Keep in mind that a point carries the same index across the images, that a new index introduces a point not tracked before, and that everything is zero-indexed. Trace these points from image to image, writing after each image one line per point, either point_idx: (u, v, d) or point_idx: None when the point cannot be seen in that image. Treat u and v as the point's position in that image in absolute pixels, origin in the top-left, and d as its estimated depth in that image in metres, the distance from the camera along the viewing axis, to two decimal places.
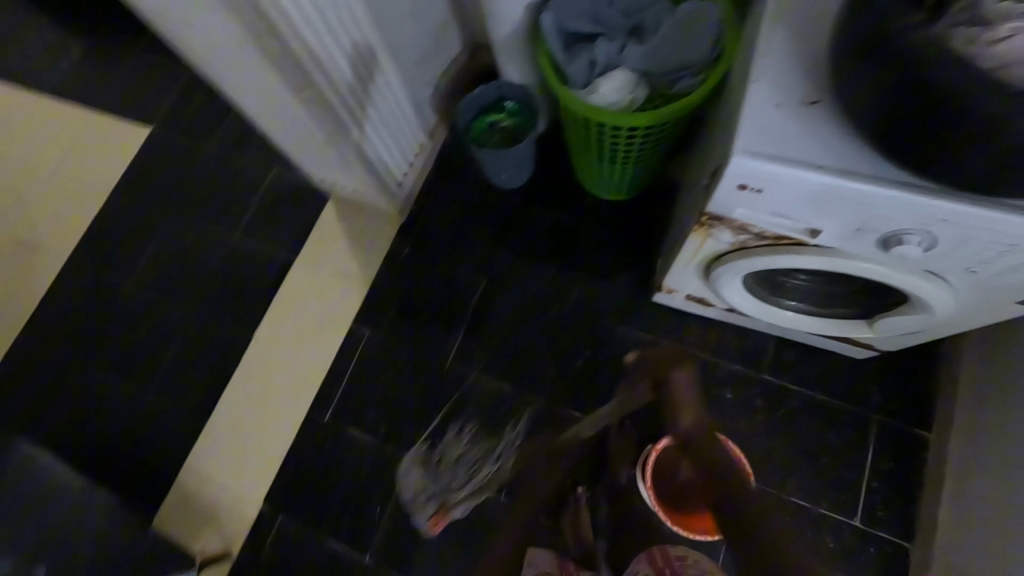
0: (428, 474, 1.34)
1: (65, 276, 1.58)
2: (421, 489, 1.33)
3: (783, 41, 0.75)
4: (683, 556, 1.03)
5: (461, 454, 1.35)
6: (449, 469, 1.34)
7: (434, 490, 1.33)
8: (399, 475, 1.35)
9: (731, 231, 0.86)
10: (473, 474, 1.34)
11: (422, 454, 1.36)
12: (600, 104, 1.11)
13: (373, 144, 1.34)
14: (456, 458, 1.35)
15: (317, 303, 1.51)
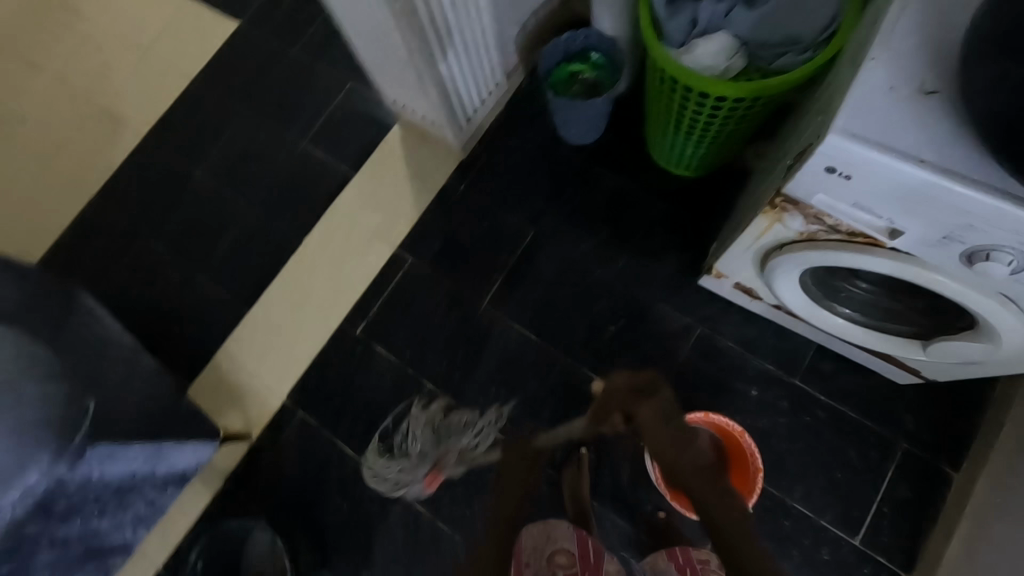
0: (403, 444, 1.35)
1: (146, 151, 1.67)
2: (399, 472, 1.31)
3: (913, 17, 0.66)
4: (705, 560, 1.04)
5: (420, 428, 1.34)
6: (415, 442, 1.33)
7: (410, 463, 1.32)
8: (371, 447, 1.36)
9: (803, 218, 0.80)
10: (439, 442, 1.33)
11: (393, 426, 1.37)
12: (693, 66, 1.01)
13: (453, 72, 1.32)
14: (418, 431, 1.34)
15: (368, 220, 1.54)
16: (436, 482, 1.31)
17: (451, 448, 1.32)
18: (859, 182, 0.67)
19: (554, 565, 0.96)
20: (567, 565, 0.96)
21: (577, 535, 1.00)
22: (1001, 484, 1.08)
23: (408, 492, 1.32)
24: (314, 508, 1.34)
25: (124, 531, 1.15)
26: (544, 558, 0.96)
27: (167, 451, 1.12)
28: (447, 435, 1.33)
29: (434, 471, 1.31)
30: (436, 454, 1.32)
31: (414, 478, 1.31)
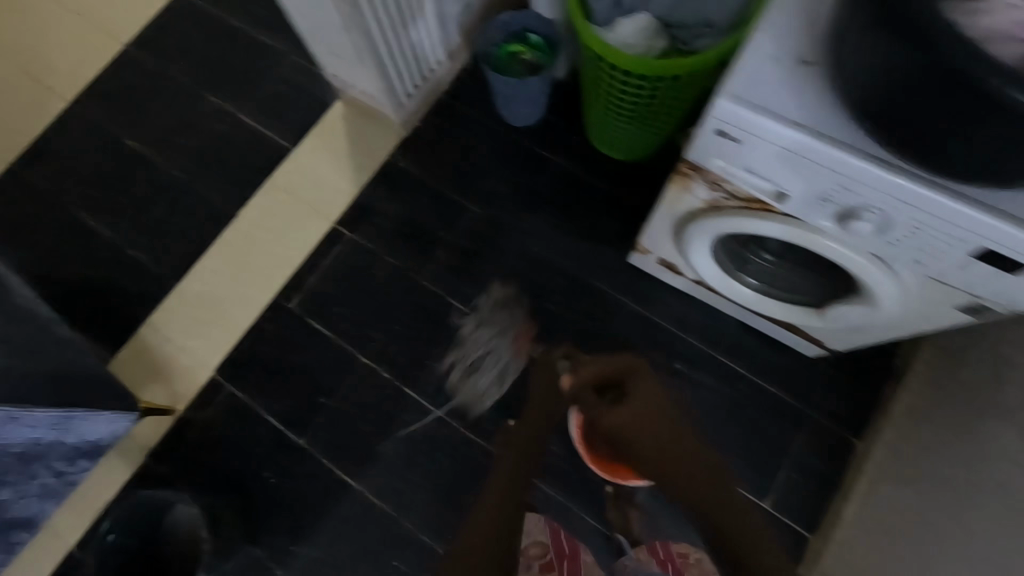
0: (477, 363, 1.37)
1: (74, 117, 1.60)
2: (495, 366, 1.37)
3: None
4: (685, 554, 1.17)
5: (476, 330, 1.40)
6: (482, 336, 1.39)
7: (495, 357, 1.38)
8: (466, 394, 1.35)
9: (707, 185, 0.85)
10: (499, 326, 1.40)
11: (460, 370, 1.37)
12: (615, 44, 1.06)
13: (390, 47, 1.32)
14: (476, 330, 1.40)
15: (307, 194, 1.52)
16: (526, 340, 1.39)
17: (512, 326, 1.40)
18: (746, 145, 0.72)
19: (530, 557, 1.15)
20: (540, 555, 1.14)
21: (550, 529, 1.17)
22: (897, 451, 1.16)
23: (515, 368, 1.36)
24: (239, 483, 1.31)
25: (30, 504, 1.10)
26: (523, 554, 1.15)
27: (78, 419, 1.08)
28: (503, 321, 1.40)
29: (517, 340, 1.39)
30: (506, 327, 1.40)
31: (507, 357, 1.38)
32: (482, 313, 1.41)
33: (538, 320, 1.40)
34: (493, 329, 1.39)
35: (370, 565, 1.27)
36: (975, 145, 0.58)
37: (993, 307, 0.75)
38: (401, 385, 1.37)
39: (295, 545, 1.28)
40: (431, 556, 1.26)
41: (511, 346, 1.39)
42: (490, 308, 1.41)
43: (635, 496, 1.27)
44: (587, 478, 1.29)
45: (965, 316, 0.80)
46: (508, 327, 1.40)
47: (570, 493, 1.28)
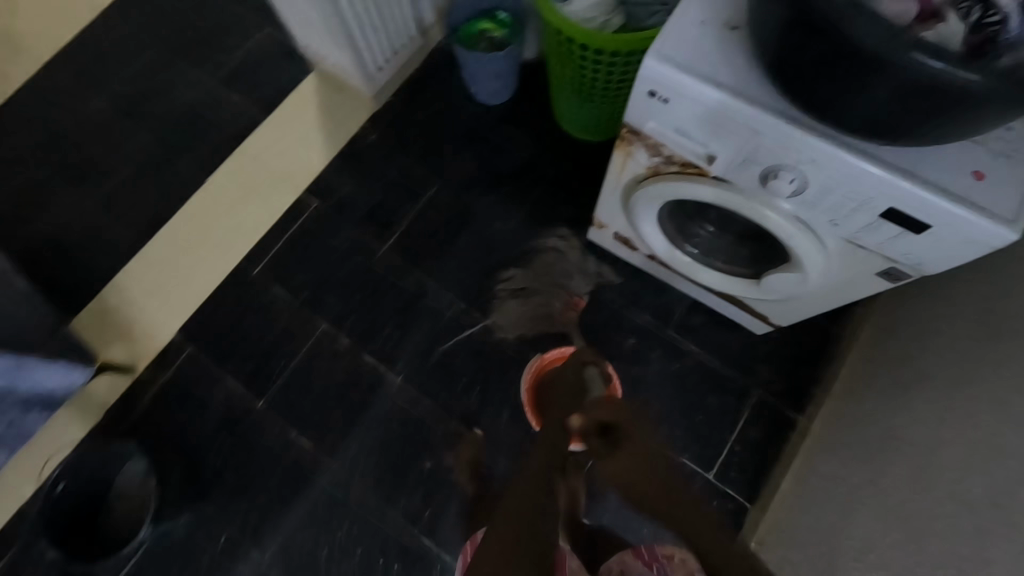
0: (523, 300, 1.42)
1: (42, 81, 1.60)
2: (539, 304, 1.41)
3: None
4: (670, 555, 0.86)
5: (546, 264, 1.44)
6: (549, 274, 1.43)
7: (550, 296, 1.41)
8: (500, 317, 1.40)
9: (646, 151, 0.88)
10: (570, 273, 1.43)
11: (507, 294, 1.42)
12: (573, 18, 1.10)
13: (360, 20, 1.33)
14: (548, 266, 1.44)
15: (275, 164, 1.53)
16: (577, 307, 1.40)
17: (584, 276, 1.42)
18: (675, 106, 0.75)
19: None
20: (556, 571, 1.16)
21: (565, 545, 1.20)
22: (832, 424, 1.21)
23: (555, 323, 1.39)
24: (192, 443, 1.32)
25: None
26: None
27: (29, 366, 1.09)
28: (575, 266, 1.43)
29: (569, 301, 1.41)
30: (572, 279, 1.42)
31: (554, 309, 1.40)
32: (552, 261, 1.44)
33: (530, 285, 1.42)
34: (555, 278, 1.43)
35: (321, 527, 1.27)
36: (875, 102, 0.61)
37: (905, 270, 0.79)
38: (359, 352, 1.39)
39: (246, 504, 1.28)
40: (381, 518, 1.28)
41: (563, 302, 1.41)
42: (569, 254, 1.44)
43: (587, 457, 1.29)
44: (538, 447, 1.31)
45: (883, 282, 0.84)
46: (572, 283, 1.42)
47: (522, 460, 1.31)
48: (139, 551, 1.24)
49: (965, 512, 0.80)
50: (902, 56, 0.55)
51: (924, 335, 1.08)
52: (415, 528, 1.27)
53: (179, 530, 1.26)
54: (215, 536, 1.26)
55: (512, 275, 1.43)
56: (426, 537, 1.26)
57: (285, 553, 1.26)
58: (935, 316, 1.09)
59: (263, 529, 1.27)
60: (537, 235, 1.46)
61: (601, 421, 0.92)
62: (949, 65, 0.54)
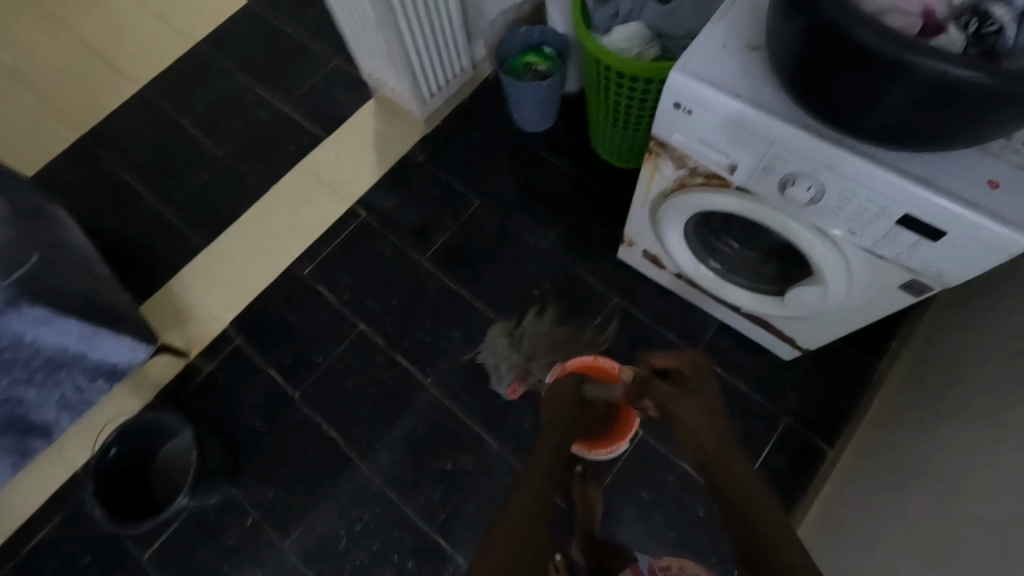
0: (509, 342, 1.44)
1: (141, 98, 1.82)
2: (504, 360, 1.42)
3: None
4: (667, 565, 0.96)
5: (535, 334, 1.44)
6: (531, 343, 1.43)
7: (518, 360, 1.42)
8: (483, 344, 1.44)
9: (672, 163, 0.93)
10: (548, 354, 1.42)
11: (503, 330, 1.45)
12: (611, 48, 1.20)
13: (417, 49, 1.47)
14: (537, 336, 1.44)
15: (331, 176, 1.67)
16: (527, 383, 1.39)
17: (558, 361, 1.41)
18: (698, 116, 0.81)
19: None
20: None
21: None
22: (864, 456, 1.17)
23: (502, 378, 1.40)
24: (231, 426, 1.41)
25: (48, 411, 1.22)
26: None
27: (102, 338, 1.21)
28: (559, 344, 1.43)
29: (529, 373, 1.40)
30: (544, 363, 1.40)
31: (519, 365, 1.41)
32: (557, 337, 1.43)
33: (559, 301, 1.48)
34: (546, 350, 1.42)
35: (341, 518, 1.32)
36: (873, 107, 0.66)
37: (926, 283, 0.81)
38: (391, 352, 1.46)
39: (274, 489, 1.34)
40: (401, 514, 1.31)
41: (523, 373, 1.40)
42: (561, 340, 1.43)
43: (608, 469, 1.29)
44: None
45: (907, 296, 0.86)
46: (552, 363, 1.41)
47: None
48: (174, 524, 1.32)
49: (996, 542, 0.77)
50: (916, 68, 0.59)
51: (961, 367, 1.06)
52: (432, 527, 1.30)
53: (210, 508, 1.33)
54: (242, 517, 1.32)
55: (514, 315, 1.47)
56: (441, 537, 1.29)
57: (306, 540, 1.31)
58: (972, 349, 1.06)
59: (288, 515, 1.32)
60: (538, 307, 1.47)
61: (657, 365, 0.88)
62: (934, 59, 0.58)
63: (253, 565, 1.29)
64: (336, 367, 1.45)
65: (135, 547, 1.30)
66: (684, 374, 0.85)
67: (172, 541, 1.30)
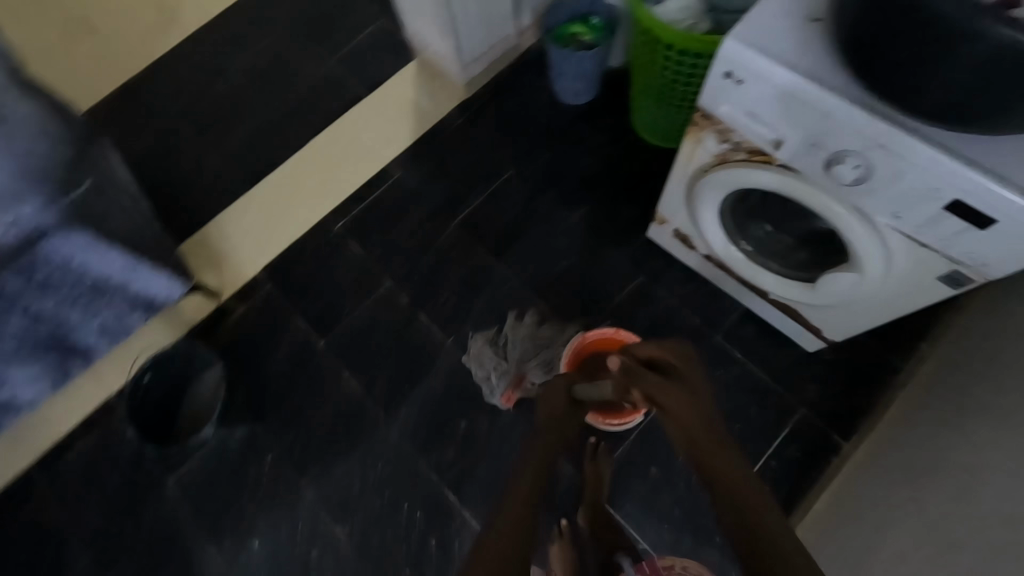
0: (498, 350, 1.42)
1: (187, 44, 1.83)
2: (492, 370, 1.40)
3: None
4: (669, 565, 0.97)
5: (520, 339, 1.42)
6: (516, 349, 1.41)
7: (506, 369, 1.40)
8: (470, 354, 1.43)
9: (715, 137, 0.91)
10: (534, 360, 1.40)
11: (491, 338, 1.44)
12: (662, 19, 1.18)
13: (463, 10, 1.46)
14: (522, 341, 1.42)
15: (369, 134, 1.68)
16: (518, 389, 1.38)
17: (546, 364, 1.39)
18: (749, 87, 0.80)
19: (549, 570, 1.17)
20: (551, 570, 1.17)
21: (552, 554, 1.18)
22: (878, 452, 1.17)
23: (493, 387, 1.39)
24: (258, 369, 1.45)
25: (89, 335, 1.28)
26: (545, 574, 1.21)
27: (141, 271, 1.24)
28: (545, 348, 1.41)
29: (518, 381, 1.39)
30: (531, 368, 1.39)
31: (510, 373, 1.40)
32: (549, 341, 1.42)
33: (584, 275, 1.48)
34: (536, 354, 1.41)
35: (356, 465, 1.36)
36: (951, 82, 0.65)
37: (967, 273, 0.80)
38: (416, 312, 1.49)
39: (294, 433, 1.39)
40: (413, 467, 1.35)
41: (512, 381, 1.39)
42: (545, 343, 1.41)
43: (621, 442, 1.30)
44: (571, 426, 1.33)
45: (944, 288, 0.85)
46: (542, 368, 1.39)
47: None
48: (198, 455, 1.37)
49: (1011, 537, 0.77)
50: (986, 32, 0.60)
51: (993, 367, 1.05)
52: (443, 482, 1.34)
53: (233, 443, 1.38)
54: (263, 455, 1.38)
55: (538, 286, 1.48)
56: (451, 492, 1.33)
57: (322, 482, 1.36)
58: (1003, 351, 1.05)
59: (306, 457, 1.37)
60: (532, 300, 1.47)
61: (644, 360, 0.83)
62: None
63: (271, 501, 1.34)
64: (360, 321, 1.49)
65: (161, 474, 1.36)
66: (671, 367, 0.80)
67: (196, 471, 1.37)
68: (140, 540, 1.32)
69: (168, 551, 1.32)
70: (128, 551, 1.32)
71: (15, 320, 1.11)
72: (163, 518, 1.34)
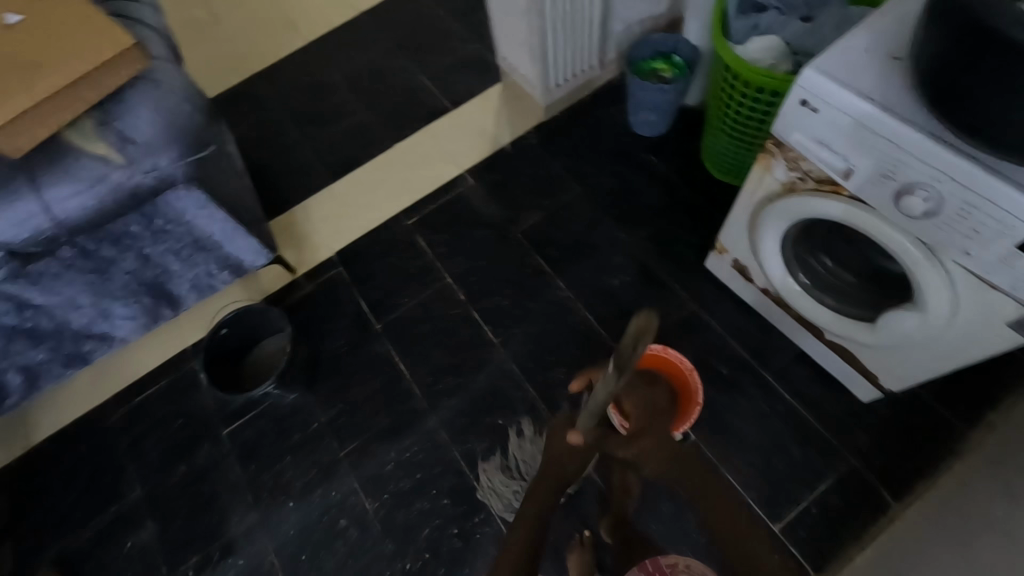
0: (512, 477, 1.37)
1: (304, 52, 2.05)
2: (513, 496, 1.36)
3: (894, 10, 0.87)
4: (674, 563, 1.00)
5: (529, 456, 1.38)
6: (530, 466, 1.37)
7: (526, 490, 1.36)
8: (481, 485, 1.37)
9: (786, 165, 0.94)
10: None
11: (501, 462, 1.38)
12: (743, 58, 1.24)
13: (555, 36, 1.57)
14: (532, 454, 1.39)
15: (450, 144, 1.81)
16: None
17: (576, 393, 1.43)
18: (824, 116, 0.84)
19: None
20: None
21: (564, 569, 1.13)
22: (922, 506, 1.12)
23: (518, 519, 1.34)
24: (318, 340, 1.56)
25: (182, 286, 1.42)
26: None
27: (238, 235, 1.35)
28: (568, 385, 1.44)
29: None
30: None
31: None
32: None
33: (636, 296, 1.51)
34: None
35: (393, 444, 1.42)
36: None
37: None
38: (470, 309, 1.56)
39: (341, 404, 1.48)
40: (446, 454, 1.40)
41: None
42: None
43: None
44: None
45: (1013, 335, 0.85)
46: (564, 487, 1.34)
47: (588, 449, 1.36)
48: (253, 412, 1.48)
49: None
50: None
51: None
52: (472, 473, 1.38)
53: (286, 406, 1.48)
54: (310, 420, 1.46)
55: (590, 302, 1.53)
56: (478, 484, 1.37)
57: (359, 454, 1.42)
58: None
59: (348, 428, 1.45)
60: (583, 315, 1.52)
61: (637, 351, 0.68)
62: None
63: (311, 464, 1.42)
64: (417, 311, 1.57)
65: (217, 423, 1.48)
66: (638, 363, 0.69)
67: (248, 426, 1.47)
68: (189, 481, 1.42)
69: (211, 496, 1.41)
70: (177, 489, 1.42)
71: (128, 260, 1.27)
72: (212, 465, 1.44)
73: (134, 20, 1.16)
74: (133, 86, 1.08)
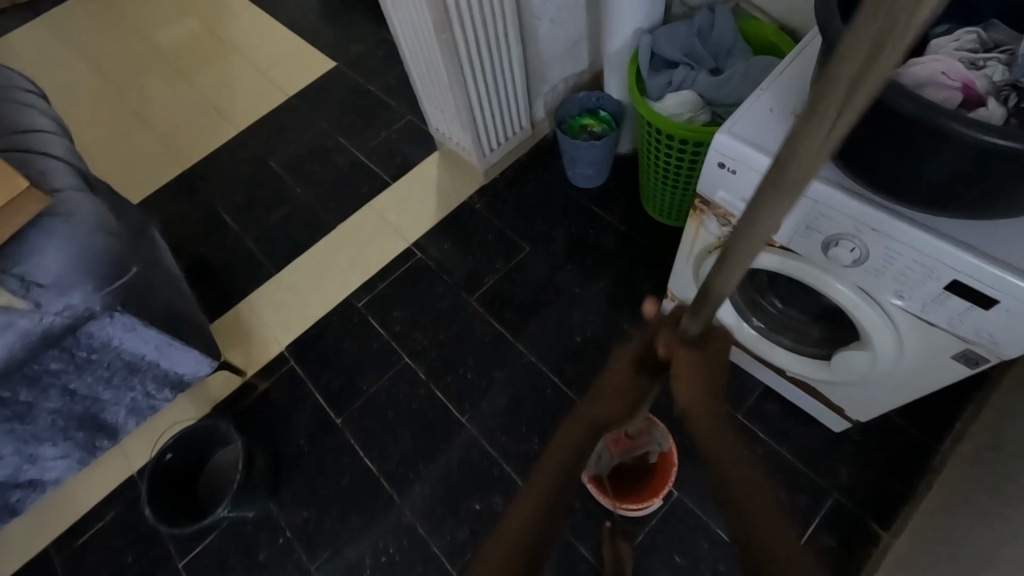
0: None
1: (237, 141, 2.02)
2: None
3: (792, 68, 0.93)
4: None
5: None
6: None
7: None
8: None
9: (717, 221, 0.98)
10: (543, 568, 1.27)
11: None
12: (662, 113, 1.29)
13: (480, 104, 1.59)
14: None
15: (395, 217, 1.79)
16: None
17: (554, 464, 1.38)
18: (742, 175, 0.88)
19: None
20: None
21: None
22: (914, 539, 1.08)
23: None
24: (277, 445, 1.47)
25: (118, 412, 1.31)
26: None
27: (175, 350, 1.27)
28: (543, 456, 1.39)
29: None
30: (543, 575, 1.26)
31: None
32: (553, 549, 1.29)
33: (600, 353, 1.51)
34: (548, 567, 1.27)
35: (370, 547, 1.33)
36: (927, 172, 0.69)
37: (979, 352, 0.81)
38: (433, 387, 1.50)
39: (308, 511, 1.38)
40: (425, 549, 1.32)
41: None
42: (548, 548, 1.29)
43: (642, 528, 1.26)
44: (587, 512, 1.29)
45: (960, 367, 0.86)
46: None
47: (574, 528, 1.28)
48: (211, 535, 1.36)
49: None
50: (952, 127, 0.62)
51: (1013, 442, 1.00)
52: (455, 565, 1.30)
53: (248, 522, 1.37)
54: (276, 535, 1.36)
55: (556, 362, 1.50)
56: None
57: (332, 565, 1.32)
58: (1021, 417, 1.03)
59: (319, 539, 1.35)
60: (551, 377, 1.49)
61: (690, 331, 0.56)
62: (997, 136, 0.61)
63: None
64: (379, 397, 1.50)
65: (173, 553, 1.35)
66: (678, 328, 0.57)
67: (208, 551, 1.35)
68: None
69: None
70: None
71: (52, 398, 1.17)
72: None
73: (40, 152, 1.10)
74: (38, 226, 1.01)
